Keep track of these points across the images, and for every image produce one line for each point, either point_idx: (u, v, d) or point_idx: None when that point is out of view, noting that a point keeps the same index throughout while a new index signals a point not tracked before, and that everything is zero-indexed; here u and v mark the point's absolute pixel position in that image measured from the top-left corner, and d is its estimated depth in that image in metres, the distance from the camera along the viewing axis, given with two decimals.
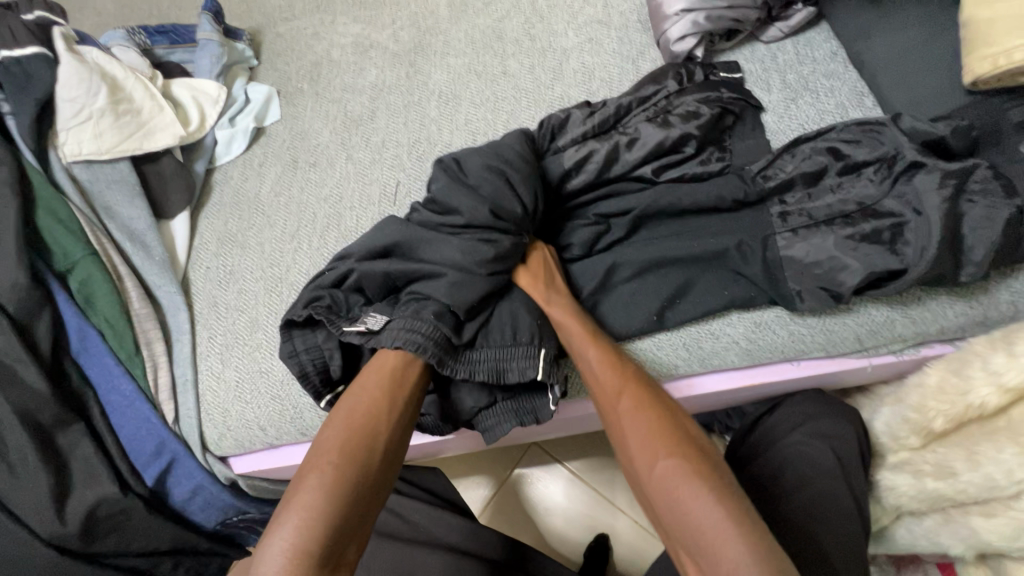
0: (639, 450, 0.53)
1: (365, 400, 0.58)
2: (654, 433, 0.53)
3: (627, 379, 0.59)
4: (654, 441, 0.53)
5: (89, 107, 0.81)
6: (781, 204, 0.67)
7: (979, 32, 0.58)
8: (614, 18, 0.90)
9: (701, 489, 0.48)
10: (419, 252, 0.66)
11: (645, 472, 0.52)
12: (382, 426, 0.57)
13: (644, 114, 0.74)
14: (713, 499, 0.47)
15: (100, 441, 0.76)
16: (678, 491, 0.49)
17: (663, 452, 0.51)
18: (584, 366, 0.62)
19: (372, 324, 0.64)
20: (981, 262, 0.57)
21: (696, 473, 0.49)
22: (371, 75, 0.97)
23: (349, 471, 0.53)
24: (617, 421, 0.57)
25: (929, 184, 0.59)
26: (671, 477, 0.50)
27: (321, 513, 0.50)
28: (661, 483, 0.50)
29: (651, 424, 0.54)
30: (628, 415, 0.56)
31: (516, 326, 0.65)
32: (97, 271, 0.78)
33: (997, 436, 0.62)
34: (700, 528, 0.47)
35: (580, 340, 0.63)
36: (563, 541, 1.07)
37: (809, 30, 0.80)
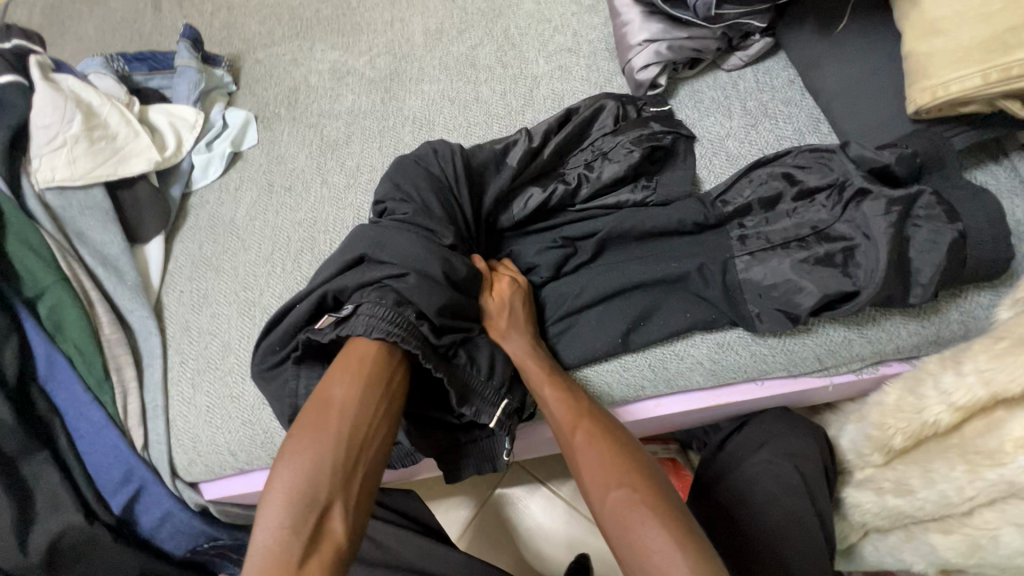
0: (593, 481, 0.55)
1: (333, 373, 0.57)
2: (608, 465, 0.55)
3: (581, 412, 0.60)
4: (608, 471, 0.54)
5: (63, 135, 0.82)
6: (740, 228, 0.69)
7: (920, 65, 0.61)
8: (583, 47, 0.93)
9: (651, 517, 0.50)
10: (378, 251, 0.66)
11: (598, 505, 0.54)
12: (344, 391, 0.55)
13: (583, 156, 0.77)
14: (661, 528, 0.49)
15: (67, 469, 0.75)
16: (630, 521, 0.50)
17: (615, 483, 0.53)
18: (540, 400, 0.63)
19: (341, 312, 0.61)
20: (928, 283, 0.59)
21: (647, 502, 0.51)
22: (347, 101, 0.99)
23: (313, 441, 0.53)
24: (572, 453, 0.58)
25: (877, 210, 0.61)
26: (624, 508, 0.51)
27: (294, 488, 0.51)
28: (613, 514, 0.52)
29: (604, 456, 0.55)
30: (582, 447, 0.57)
31: (492, 366, 0.65)
32: (66, 297, 0.78)
33: (948, 452, 0.63)
34: (650, 556, 0.48)
35: (536, 372, 0.64)
36: (543, 562, 1.06)
37: (768, 59, 0.83)
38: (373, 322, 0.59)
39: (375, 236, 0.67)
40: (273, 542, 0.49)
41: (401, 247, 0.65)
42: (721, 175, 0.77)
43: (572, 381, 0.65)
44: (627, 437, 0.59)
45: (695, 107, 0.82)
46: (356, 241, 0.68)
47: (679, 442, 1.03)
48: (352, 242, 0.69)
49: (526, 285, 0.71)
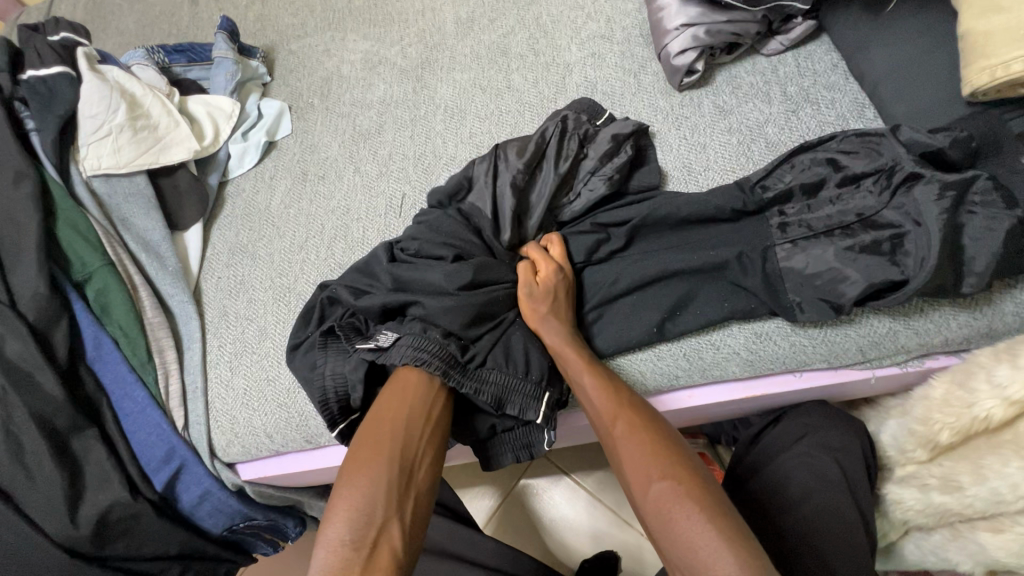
0: (635, 474, 0.54)
1: (385, 396, 0.61)
2: (650, 458, 0.54)
3: (621, 403, 0.60)
4: (650, 464, 0.54)
5: (109, 124, 0.85)
6: (780, 215, 0.67)
7: (977, 45, 0.59)
8: (617, 33, 0.92)
9: (696, 511, 0.49)
10: (410, 285, 0.69)
11: (641, 497, 0.53)
12: (398, 411, 0.59)
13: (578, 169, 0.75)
14: (706, 522, 0.48)
15: (113, 446, 0.78)
16: (674, 514, 0.50)
17: (658, 476, 0.52)
18: (580, 390, 0.63)
19: (382, 341, 0.65)
20: (983, 272, 0.57)
21: (692, 496, 0.50)
22: (380, 90, 0.99)
23: (370, 457, 0.56)
24: (613, 445, 0.58)
25: (929, 195, 0.59)
26: (668, 501, 0.51)
27: (354, 501, 0.53)
28: (656, 507, 0.51)
29: (646, 448, 0.55)
30: (623, 438, 0.57)
31: (528, 360, 0.66)
32: (112, 281, 0.81)
33: (1001, 448, 0.61)
34: (697, 550, 0.48)
35: (574, 362, 0.64)
36: (568, 553, 1.06)
37: (810, 43, 0.81)
38: (400, 351, 0.63)
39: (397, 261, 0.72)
40: (333, 554, 0.51)
41: (423, 273, 0.68)
42: (761, 161, 0.75)
43: (610, 371, 0.64)
44: (668, 430, 0.58)
45: (732, 93, 0.80)
46: (378, 256, 0.73)
47: (708, 436, 1.02)
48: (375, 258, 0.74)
49: (570, 275, 0.71)
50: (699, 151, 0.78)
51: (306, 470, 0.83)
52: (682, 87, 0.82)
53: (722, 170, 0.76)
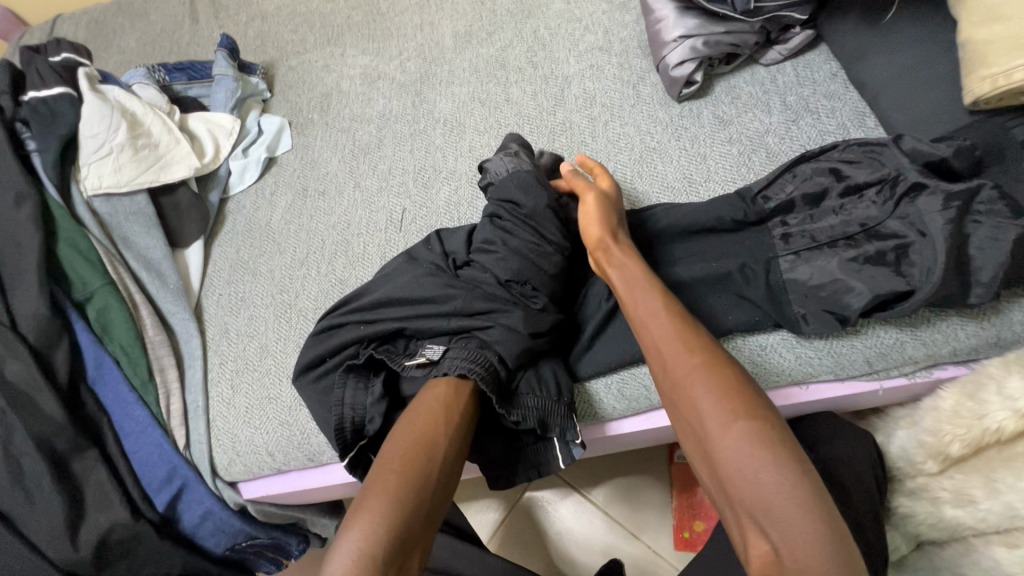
0: (705, 400, 0.51)
1: (425, 410, 0.59)
2: (726, 388, 0.51)
3: (695, 338, 0.56)
4: (729, 395, 0.50)
5: (109, 143, 0.85)
6: (782, 226, 0.67)
7: (978, 53, 0.58)
8: (615, 45, 0.92)
9: (775, 451, 0.46)
10: (466, 305, 0.68)
11: (712, 427, 0.49)
12: (444, 432, 0.58)
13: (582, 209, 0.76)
14: (786, 463, 0.46)
15: (113, 467, 0.77)
16: (751, 446, 0.47)
17: (734, 408, 0.49)
18: (648, 317, 0.59)
19: (431, 355, 0.66)
20: (990, 283, 0.56)
21: (771, 436, 0.47)
22: (379, 105, 1.00)
23: (413, 475, 0.54)
24: (685, 372, 0.54)
25: (933, 205, 0.58)
26: (743, 435, 0.48)
27: (387, 522, 0.50)
28: (730, 438, 0.48)
29: (722, 381, 0.51)
30: (698, 363, 0.53)
31: (560, 384, 0.67)
32: (113, 300, 0.81)
33: (1013, 460, 0.61)
34: (773, 487, 0.45)
35: (646, 291, 0.61)
36: (574, 567, 1.05)
37: (808, 52, 0.81)
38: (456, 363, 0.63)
39: (429, 284, 0.70)
40: (357, 566, 0.48)
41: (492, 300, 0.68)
42: (762, 171, 0.75)
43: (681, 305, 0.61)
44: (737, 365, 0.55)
45: (731, 103, 0.80)
46: (401, 284, 0.72)
47: None
48: (397, 286, 0.71)
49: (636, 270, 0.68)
50: (699, 162, 0.78)
51: (309, 488, 0.82)
52: (681, 98, 0.82)
53: (723, 181, 0.76)
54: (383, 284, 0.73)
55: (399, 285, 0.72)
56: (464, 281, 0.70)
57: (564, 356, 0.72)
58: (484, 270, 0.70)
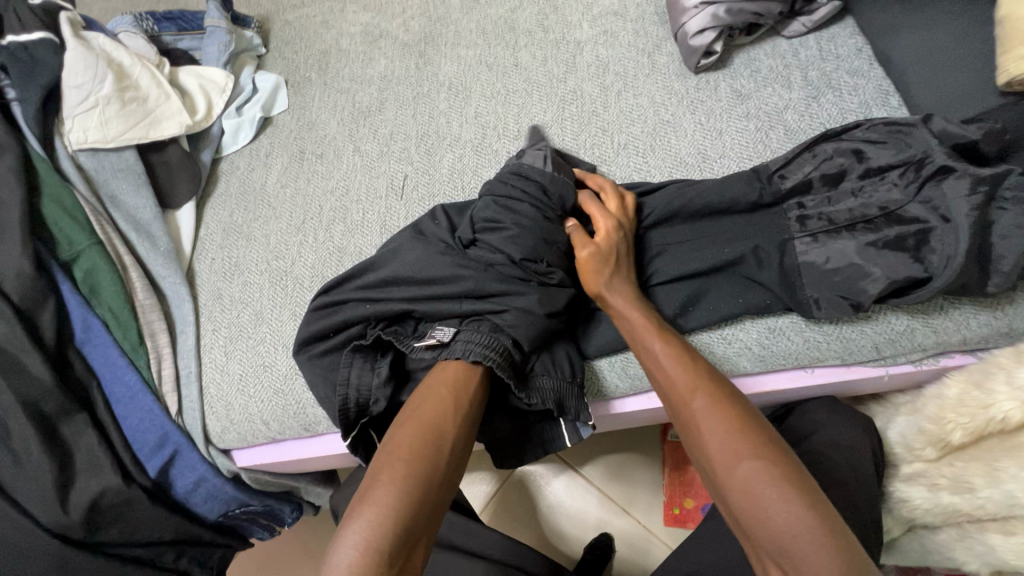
0: (719, 450, 0.50)
1: (432, 397, 0.57)
2: (737, 436, 0.50)
3: (698, 376, 0.55)
4: (740, 442, 0.49)
5: (95, 94, 0.80)
6: (799, 208, 0.65)
7: (1016, 30, 0.56)
8: (630, 10, 0.87)
9: (792, 498, 0.45)
10: (483, 288, 0.65)
11: (724, 472, 0.49)
12: (452, 421, 0.56)
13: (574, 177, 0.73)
14: (807, 507, 0.45)
15: (104, 431, 0.75)
16: (767, 498, 0.46)
17: (746, 457, 0.48)
18: (650, 358, 0.59)
19: (442, 336, 0.63)
20: (1010, 272, 0.55)
21: (787, 480, 0.46)
22: (381, 66, 0.95)
23: (422, 466, 0.52)
24: (690, 417, 0.53)
25: (959, 189, 0.56)
26: (763, 487, 0.47)
27: (393, 512, 0.49)
28: (748, 489, 0.47)
29: (729, 422, 0.51)
30: (703, 413, 0.52)
31: (573, 364, 0.67)
32: (101, 260, 0.77)
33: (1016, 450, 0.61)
34: (795, 543, 0.44)
35: (641, 326, 0.60)
36: (564, 539, 1.06)
37: (833, 25, 0.78)
38: (470, 349, 0.61)
39: (441, 263, 0.67)
40: (360, 559, 0.47)
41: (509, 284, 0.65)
42: (779, 150, 0.73)
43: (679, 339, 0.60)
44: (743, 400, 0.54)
45: (751, 77, 0.77)
46: (409, 260, 0.69)
47: None
48: (405, 264, 0.68)
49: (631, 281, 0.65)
50: (715, 137, 0.75)
51: (303, 457, 0.81)
52: (698, 69, 0.79)
53: (738, 158, 0.73)
54: (391, 262, 0.70)
55: (407, 263, 0.68)
56: (476, 259, 0.67)
57: (574, 335, 0.70)
58: (496, 248, 0.67)
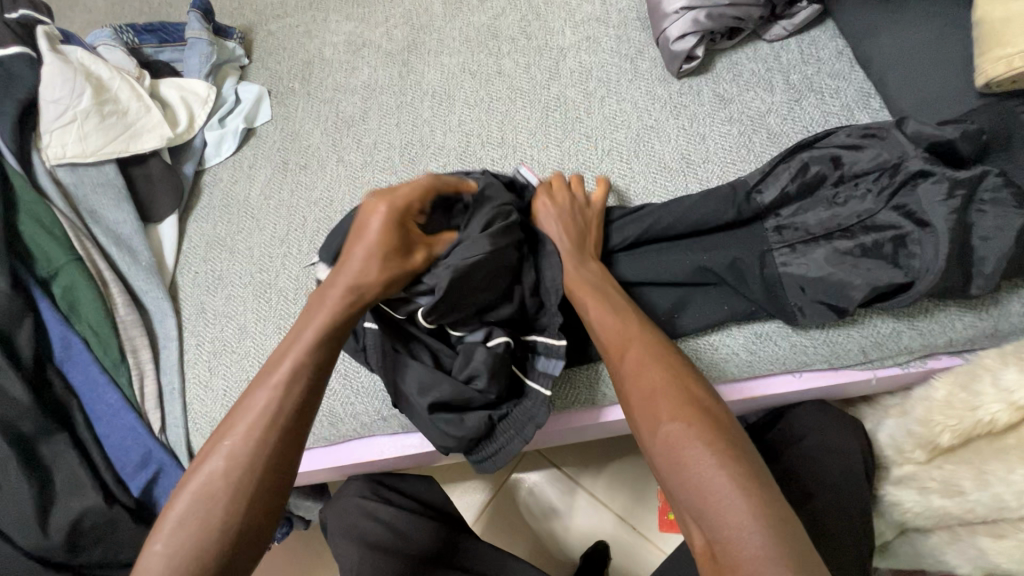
0: (642, 400, 0.50)
1: (276, 355, 0.51)
2: (663, 390, 0.49)
3: (630, 335, 0.55)
4: (665, 401, 0.48)
5: (74, 109, 0.79)
6: (775, 218, 0.65)
7: (993, 32, 0.56)
8: (613, 16, 0.87)
9: (710, 445, 0.44)
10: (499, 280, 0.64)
11: (647, 422, 0.48)
12: (287, 379, 0.49)
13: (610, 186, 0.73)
14: (722, 454, 0.43)
15: (85, 451, 0.74)
16: (686, 446, 0.44)
17: (667, 415, 0.47)
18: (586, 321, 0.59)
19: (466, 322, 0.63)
20: (993, 273, 0.55)
21: (707, 428, 0.45)
22: (364, 75, 0.95)
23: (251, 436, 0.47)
24: (621, 373, 0.53)
25: (936, 194, 0.56)
26: (680, 437, 0.45)
27: (218, 483, 0.46)
28: (669, 438, 0.45)
29: (655, 373, 0.51)
30: (632, 365, 0.52)
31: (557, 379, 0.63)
32: (80, 277, 0.76)
33: (1007, 452, 0.61)
34: (712, 492, 0.42)
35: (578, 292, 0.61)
36: (559, 547, 1.05)
37: (814, 28, 0.78)
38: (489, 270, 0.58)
39: None
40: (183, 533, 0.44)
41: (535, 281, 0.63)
42: (763, 153, 0.73)
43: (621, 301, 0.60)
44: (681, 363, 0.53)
45: (733, 81, 0.77)
46: None
47: None
48: None
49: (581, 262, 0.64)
50: (698, 142, 0.75)
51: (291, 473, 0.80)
52: (681, 74, 0.79)
53: (722, 163, 0.73)
54: None
55: None
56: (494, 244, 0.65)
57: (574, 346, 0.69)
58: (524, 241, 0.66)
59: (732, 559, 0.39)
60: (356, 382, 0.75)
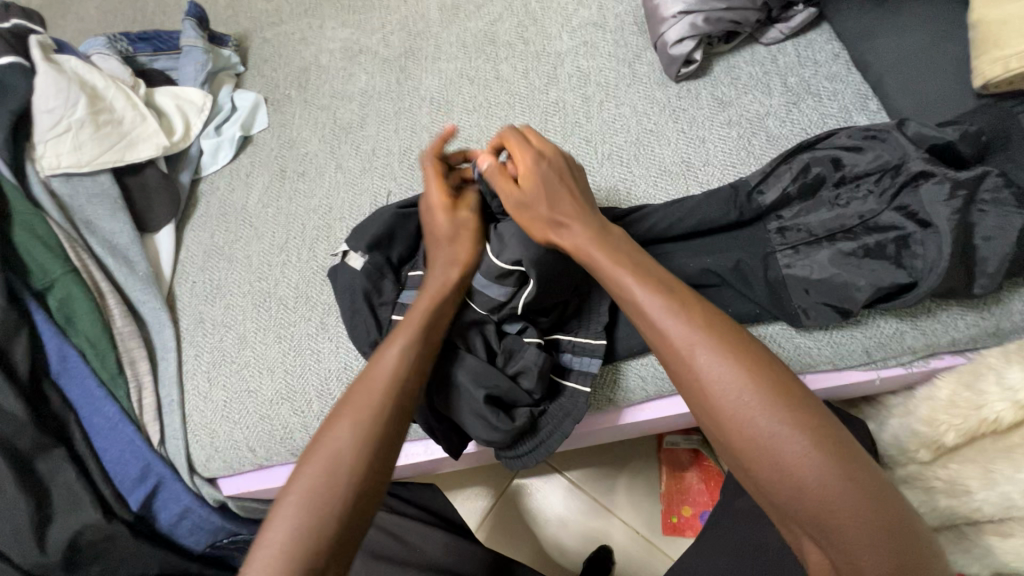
0: (734, 402, 0.46)
1: (351, 398, 0.54)
2: (763, 397, 0.45)
3: (693, 321, 0.49)
4: (763, 403, 0.45)
5: (68, 119, 0.79)
6: (778, 219, 0.65)
7: (990, 35, 0.56)
8: (610, 20, 0.88)
9: (818, 452, 0.43)
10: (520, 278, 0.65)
11: (739, 426, 0.45)
12: (368, 419, 0.52)
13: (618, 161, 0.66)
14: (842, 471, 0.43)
15: (83, 465, 0.73)
16: (793, 454, 0.43)
17: (771, 417, 0.44)
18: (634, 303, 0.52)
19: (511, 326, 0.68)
20: (995, 273, 0.55)
21: (825, 443, 0.43)
22: (361, 81, 0.94)
23: (334, 473, 0.49)
24: (689, 367, 0.48)
25: (937, 194, 0.57)
26: (787, 444, 0.44)
27: (302, 525, 0.47)
28: (769, 445, 0.44)
29: (739, 372, 0.46)
30: (705, 360, 0.47)
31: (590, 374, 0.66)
32: (76, 288, 0.75)
33: (1013, 452, 0.61)
34: (821, 500, 0.42)
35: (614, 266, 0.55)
36: (564, 553, 1.05)
37: (810, 31, 0.78)
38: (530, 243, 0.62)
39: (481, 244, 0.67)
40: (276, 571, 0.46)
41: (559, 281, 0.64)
42: (762, 156, 0.73)
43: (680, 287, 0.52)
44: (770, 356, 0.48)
45: (731, 85, 0.77)
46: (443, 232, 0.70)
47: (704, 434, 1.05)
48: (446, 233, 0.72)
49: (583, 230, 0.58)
50: (698, 145, 0.75)
51: None
52: (679, 77, 0.79)
53: (722, 166, 0.73)
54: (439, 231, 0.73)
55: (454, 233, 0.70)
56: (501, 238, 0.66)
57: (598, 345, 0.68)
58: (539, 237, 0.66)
59: (853, 561, 0.42)
60: None
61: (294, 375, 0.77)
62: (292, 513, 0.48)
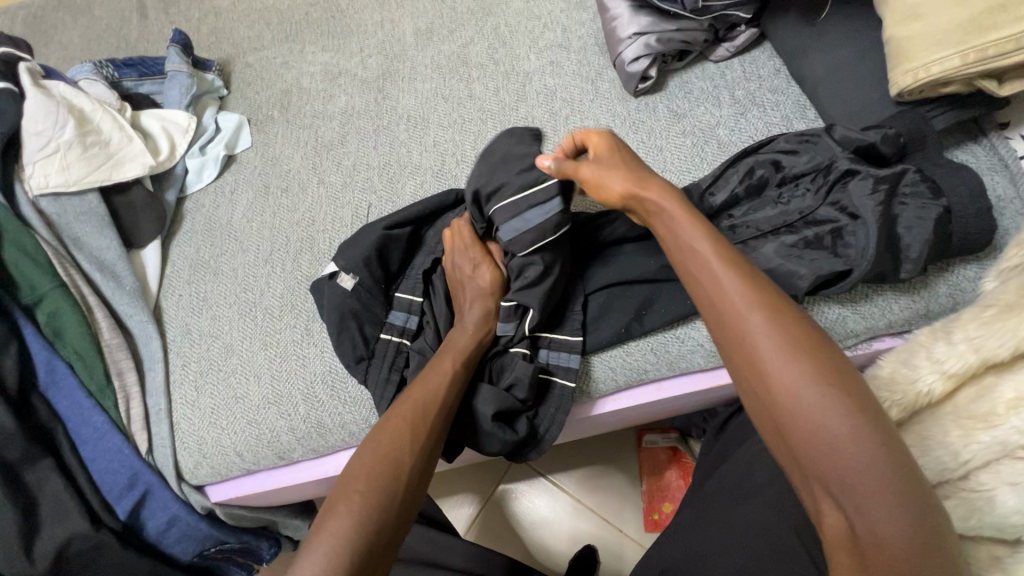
0: (777, 365, 0.46)
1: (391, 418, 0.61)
2: (810, 367, 0.45)
3: (751, 290, 0.50)
4: (804, 367, 0.45)
5: (56, 140, 0.82)
6: (729, 218, 0.71)
7: (901, 49, 0.64)
8: (573, 42, 0.94)
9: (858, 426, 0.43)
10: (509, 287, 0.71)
11: (785, 391, 0.45)
12: (411, 432, 0.59)
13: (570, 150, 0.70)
14: (875, 446, 0.42)
15: (71, 475, 0.74)
16: (836, 423, 0.43)
17: (814, 382, 0.44)
18: (696, 263, 0.53)
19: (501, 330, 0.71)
20: (917, 258, 0.61)
21: (861, 415, 0.43)
22: (341, 102, 0.99)
23: (386, 480, 0.56)
24: (740, 328, 0.49)
25: (863, 190, 0.64)
26: (827, 410, 0.44)
27: (358, 526, 0.52)
28: (810, 409, 0.44)
29: (788, 340, 0.46)
30: (756, 322, 0.48)
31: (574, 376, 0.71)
32: (65, 302, 0.77)
33: (943, 418, 0.63)
34: (860, 470, 0.42)
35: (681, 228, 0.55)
36: (550, 554, 1.07)
37: (754, 49, 0.86)
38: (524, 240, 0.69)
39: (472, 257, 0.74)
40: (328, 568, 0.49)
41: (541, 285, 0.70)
42: (715, 162, 0.80)
43: (746, 261, 0.53)
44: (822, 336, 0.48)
45: (684, 98, 0.84)
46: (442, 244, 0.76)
47: (679, 430, 1.09)
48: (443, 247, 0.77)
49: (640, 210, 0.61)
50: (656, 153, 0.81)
51: (279, 487, 0.81)
52: (638, 93, 0.86)
53: (679, 170, 0.80)
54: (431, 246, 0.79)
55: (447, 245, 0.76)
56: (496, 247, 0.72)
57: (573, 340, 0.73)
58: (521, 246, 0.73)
59: (874, 534, 0.41)
60: (343, 392, 0.77)
61: (281, 380, 0.79)
62: (345, 514, 0.53)
